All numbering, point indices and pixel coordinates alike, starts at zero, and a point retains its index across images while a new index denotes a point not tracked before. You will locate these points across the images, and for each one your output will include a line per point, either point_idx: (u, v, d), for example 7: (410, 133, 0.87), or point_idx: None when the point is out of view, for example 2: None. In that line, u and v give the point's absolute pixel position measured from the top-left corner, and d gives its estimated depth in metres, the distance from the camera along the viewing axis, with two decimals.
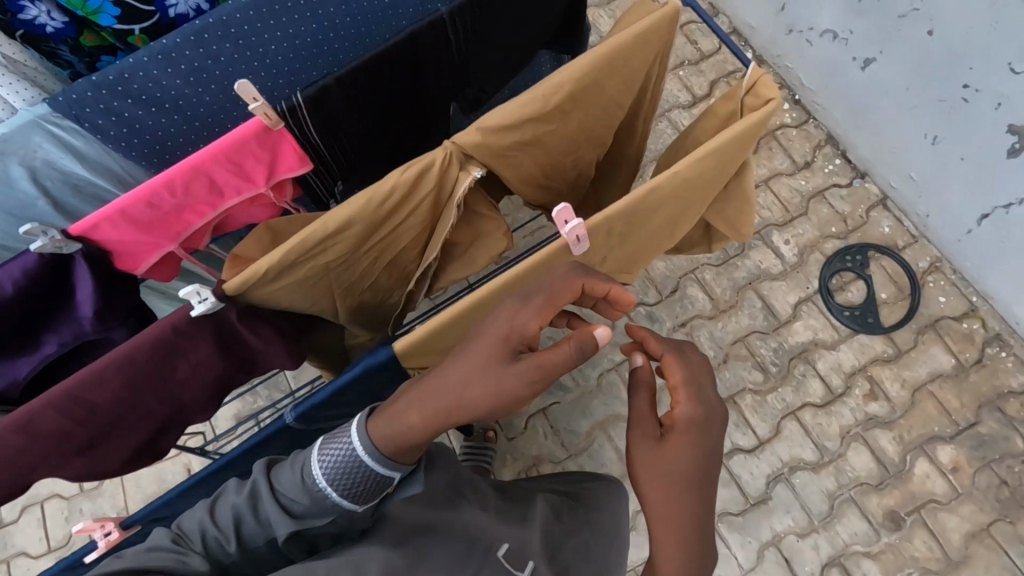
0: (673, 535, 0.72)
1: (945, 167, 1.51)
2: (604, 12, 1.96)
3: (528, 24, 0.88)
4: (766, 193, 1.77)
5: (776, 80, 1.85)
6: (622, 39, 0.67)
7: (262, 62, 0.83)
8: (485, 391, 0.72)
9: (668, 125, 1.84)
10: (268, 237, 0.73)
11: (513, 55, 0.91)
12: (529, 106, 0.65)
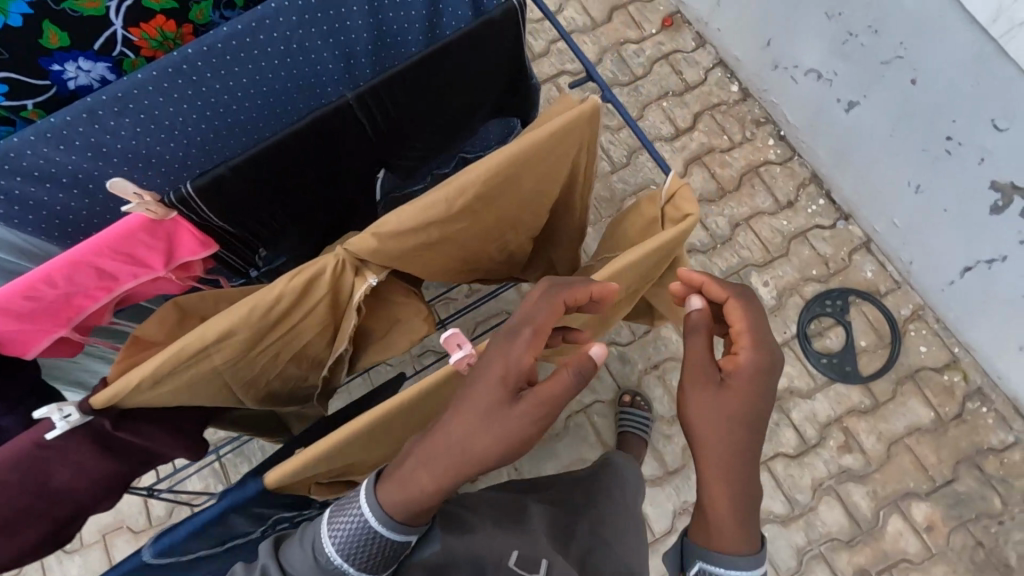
0: (733, 495, 0.74)
1: (928, 216, 1.45)
2: (588, 39, 1.91)
3: (459, 100, 0.85)
4: (747, 232, 1.72)
5: (761, 115, 1.80)
6: (528, 145, 0.65)
7: (169, 135, 0.79)
8: (500, 440, 0.67)
9: (649, 158, 1.79)
10: (174, 313, 0.70)
11: (447, 125, 0.88)
12: (423, 210, 0.64)
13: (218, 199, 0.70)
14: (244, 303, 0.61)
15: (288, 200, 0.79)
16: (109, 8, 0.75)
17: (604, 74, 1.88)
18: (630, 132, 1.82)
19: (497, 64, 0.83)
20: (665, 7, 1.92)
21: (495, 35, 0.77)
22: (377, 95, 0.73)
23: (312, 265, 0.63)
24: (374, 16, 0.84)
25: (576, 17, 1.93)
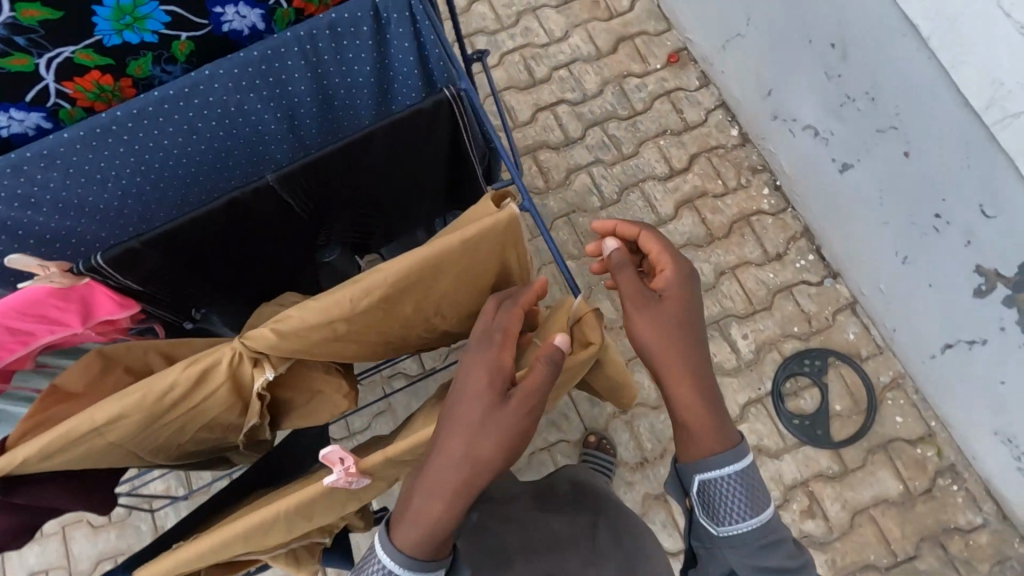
0: (694, 384, 0.82)
1: (912, 289, 1.42)
2: (591, 69, 1.89)
3: (394, 178, 0.87)
4: (732, 281, 1.68)
5: (758, 163, 1.76)
6: (431, 252, 0.65)
7: (102, 186, 0.80)
8: (499, 436, 0.68)
9: (640, 197, 1.77)
10: (99, 360, 0.70)
11: (392, 202, 0.91)
12: (322, 310, 0.65)
13: (139, 272, 0.75)
14: (130, 391, 0.62)
15: (219, 269, 0.84)
16: (38, 65, 0.69)
17: (604, 106, 1.85)
18: (624, 168, 1.79)
19: (439, 150, 0.85)
20: (672, 42, 1.89)
21: (426, 127, 0.80)
22: (298, 180, 0.77)
23: (205, 356, 0.65)
24: (317, 82, 0.83)
25: (581, 46, 1.91)
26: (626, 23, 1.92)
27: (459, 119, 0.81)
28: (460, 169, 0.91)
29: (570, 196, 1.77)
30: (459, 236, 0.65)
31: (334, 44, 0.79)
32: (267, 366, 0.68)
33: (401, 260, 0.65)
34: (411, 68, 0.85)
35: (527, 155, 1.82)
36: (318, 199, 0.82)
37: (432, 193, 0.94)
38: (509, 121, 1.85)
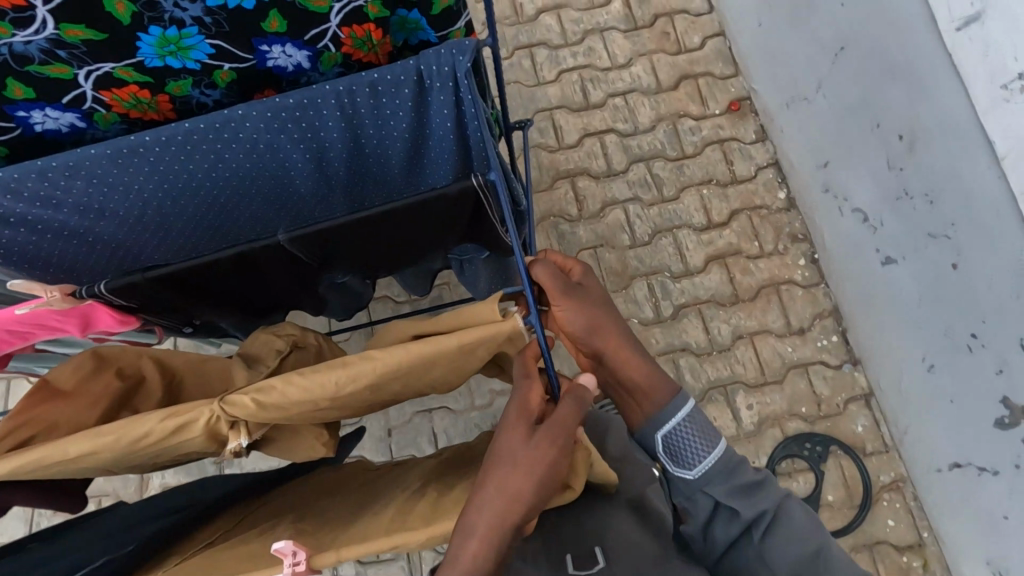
0: (629, 345, 0.84)
1: (931, 399, 1.37)
2: (648, 102, 1.84)
3: (408, 240, 0.89)
4: (747, 347, 1.64)
5: (799, 232, 1.70)
6: (430, 353, 0.65)
7: (121, 197, 0.79)
8: (535, 466, 0.67)
9: (671, 243, 1.73)
10: (90, 365, 0.81)
11: (401, 254, 0.94)
12: (304, 390, 0.66)
13: (138, 295, 0.83)
14: (105, 433, 0.66)
15: (223, 288, 0.89)
16: (77, 75, 0.73)
17: (653, 143, 1.80)
18: (661, 211, 1.75)
19: (459, 220, 0.86)
20: (736, 89, 1.82)
21: (445, 204, 0.81)
22: (316, 238, 0.82)
23: (184, 411, 0.67)
24: (350, 131, 0.78)
25: (642, 76, 1.86)
26: (693, 61, 1.86)
27: (482, 199, 0.82)
28: (474, 232, 0.92)
29: (600, 230, 1.74)
30: (459, 339, 0.65)
31: (374, 101, 0.74)
32: (242, 431, 0.70)
33: (396, 352, 0.65)
34: (449, 138, 0.80)
35: (566, 179, 1.79)
36: (328, 249, 0.85)
37: (448, 244, 0.94)
38: (554, 141, 1.82)
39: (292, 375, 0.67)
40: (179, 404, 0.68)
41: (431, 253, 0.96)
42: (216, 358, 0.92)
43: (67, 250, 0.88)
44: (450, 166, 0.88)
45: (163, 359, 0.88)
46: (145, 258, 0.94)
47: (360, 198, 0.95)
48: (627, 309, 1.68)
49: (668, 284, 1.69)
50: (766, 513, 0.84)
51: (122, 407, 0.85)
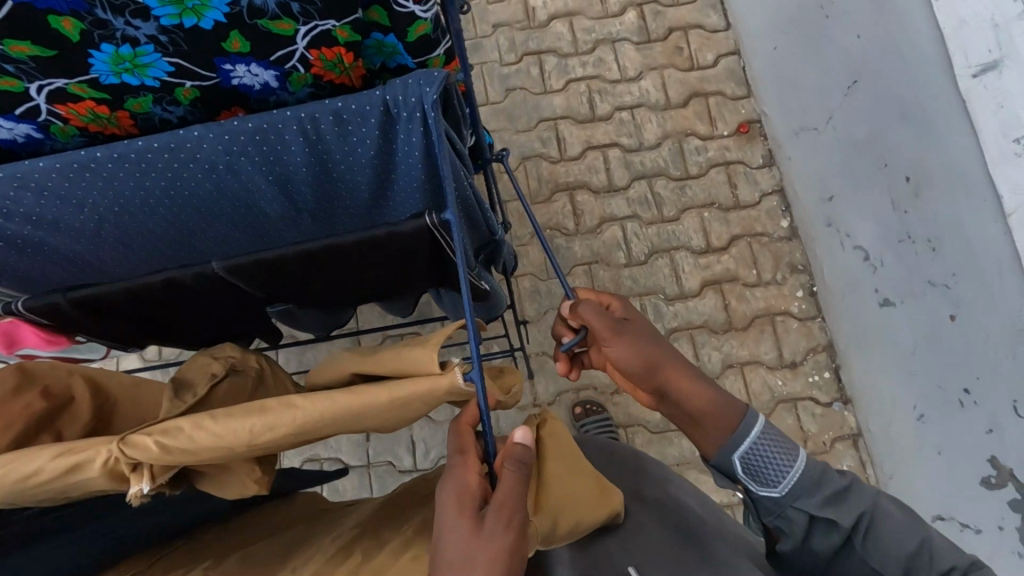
0: (688, 371, 0.88)
1: (910, 451, 1.37)
2: (655, 118, 1.80)
3: (363, 269, 0.88)
4: (737, 377, 1.60)
5: (800, 262, 1.65)
6: (353, 404, 0.67)
7: (78, 210, 0.82)
8: (485, 560, 0.62)
9: (667, 265, 1.69)
10: (11, 380, 0.74)
11: (360, 286, 0.94)
12: (215, 437, 0.66)
13: (62, 317, 0.86)
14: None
15: (181, 305, 0.90)
16: (27, 89, 0.73)
17: (656, 161, 1.77)
18: (659, 231, 1.72)
19: (417, 258, 0.86)
20: (746, 111, 1.78)
21: (400, 241, 0.80)
22: (267, 264, 0.82)
23: (87, 451, 0.66)
24: (316, 156, 0.79)
25: (651, 91, 1.82)
26: (704, 79, 1.81)
27: (438, 238, 0.81)
28: (439, 268, 0.91)
29: (596, 246, 1.72)
30: (387, 393, 0.68)
31: (338, 128, 0.74)
32: (143, 474, 0.67)
33: (318, 401, 0.67)
34: (417, 168, 0.81)
35: (564, 192, 1.76)
36: (280, 275, 0.85)
37: (412, 278, 0.94)
38: (556, 153, 1.79)
39: (204, 419, 0.67)
40: (81, 440, 0.68)
41: (391, 286, 0.96)
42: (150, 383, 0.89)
43: (35, 257, 0.91)
44: (419, 195, 0.88)
45: (96, 377, 0.82)
46: (105, 267, 0.96)
47: (329, 224, 0.96)
48: None
49: (661, 306, 1.66)
50: (862, 519, 0.75)
51: (44, 428, 0.76)
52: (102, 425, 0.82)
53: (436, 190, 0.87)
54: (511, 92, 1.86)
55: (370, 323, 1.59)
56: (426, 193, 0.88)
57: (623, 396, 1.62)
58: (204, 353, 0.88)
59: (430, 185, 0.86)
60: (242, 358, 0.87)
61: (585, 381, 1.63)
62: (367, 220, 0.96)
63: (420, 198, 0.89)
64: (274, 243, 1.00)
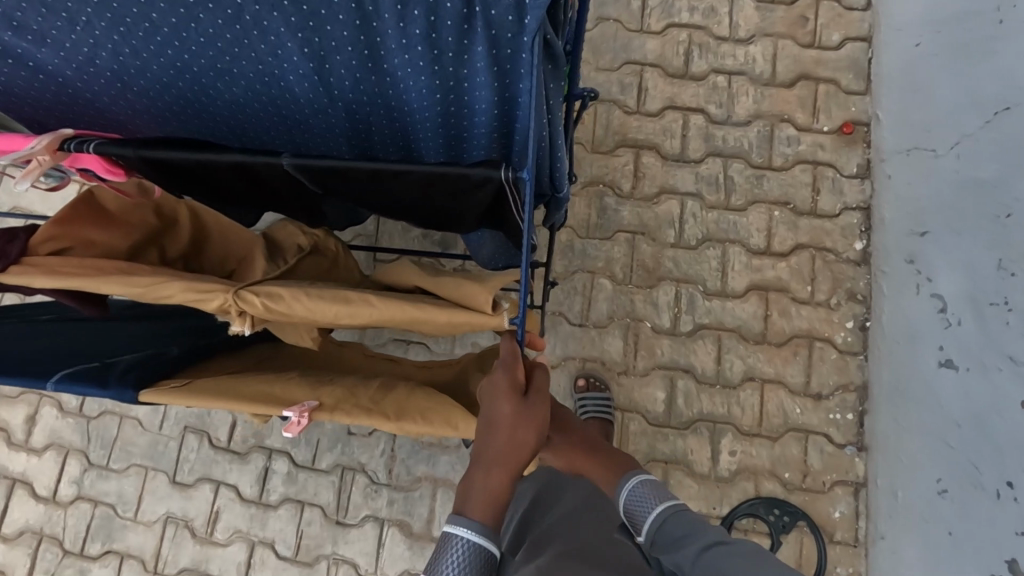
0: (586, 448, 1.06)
1: (923, 519, 1.28)
2: (752, 92, 1.60)
3: (424, 202, 0.79)
4: (754, 392, 1.51)
5: (860, 291, 1.52)
6: (421, 317, 0.70)
7: (71, 26, 0.73)
8: (531, 424, 0.77)
9: (717, 256, 1.55)
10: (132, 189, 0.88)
11: (406, 207, 0.83)
12: (309, 311, 0.70)
13: (132, 165, 0.77)
14: (136, 284, 0.73)
15: (210, 181, 0.82)
16: None
17: (740, 141, 1.59)
18: (719, 218, 1.57)
19: (470, 201, 0.74)
20: (857, 110, 1.58)
21: (461, 186, 0.70)
22: (316, 172, 0.72)
23: (208, 291, 0.72)
24: (365, 41, 0.67)
25: (758, 60, 1.61)
26: (821, 61, 1.60)
27: (507, 193, 0.70)
28: (491, 216, 0.79)
29: (647, 216, 1.57)
30: (450, 317, 0.70)
31: (398, 8, 0.62)
32: (250, 320, 0.73)
33: (393, 307, 0.70)
34: (489, 87, 0.70)
35: (630, 149, 1.60)
36: (326, 180, 0.75)
37: (462, 221, 0.83)
38: (633, 103, 1.61)
39: (300, 292, 0.71)
40: (200, 282, 0.73)
41: (440, 221, 0.85)
42: (244, 232, 1.02)
43: (14, 67, 0.82)
44: (487, 119, 0.75)
45: (197, 210, 0.97)
46: (105, 110, 0.88)
47: (369, 126, 0.83)
48: (644, 310, 1.54)
49: (697, 298, 1.54)
50: (684, 567, 0.83)
51: (151, 241, 0.92)
52: (193, 249, 0.98)
53: (505, 114, 0.74)
54: (603, 21, 1.65)
55: (389, 236, 1.50)
56: (495, 116, 0.75)
57: (629, 378, 1.52)
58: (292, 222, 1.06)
59: (502, 105, 0.73)
60: (325, 240, 1.06)
61: (594, 354, 1.53)
62: (413, 134, 0.83)
63: (483, 120, 0.76)
64: (308, 135, 0.89)
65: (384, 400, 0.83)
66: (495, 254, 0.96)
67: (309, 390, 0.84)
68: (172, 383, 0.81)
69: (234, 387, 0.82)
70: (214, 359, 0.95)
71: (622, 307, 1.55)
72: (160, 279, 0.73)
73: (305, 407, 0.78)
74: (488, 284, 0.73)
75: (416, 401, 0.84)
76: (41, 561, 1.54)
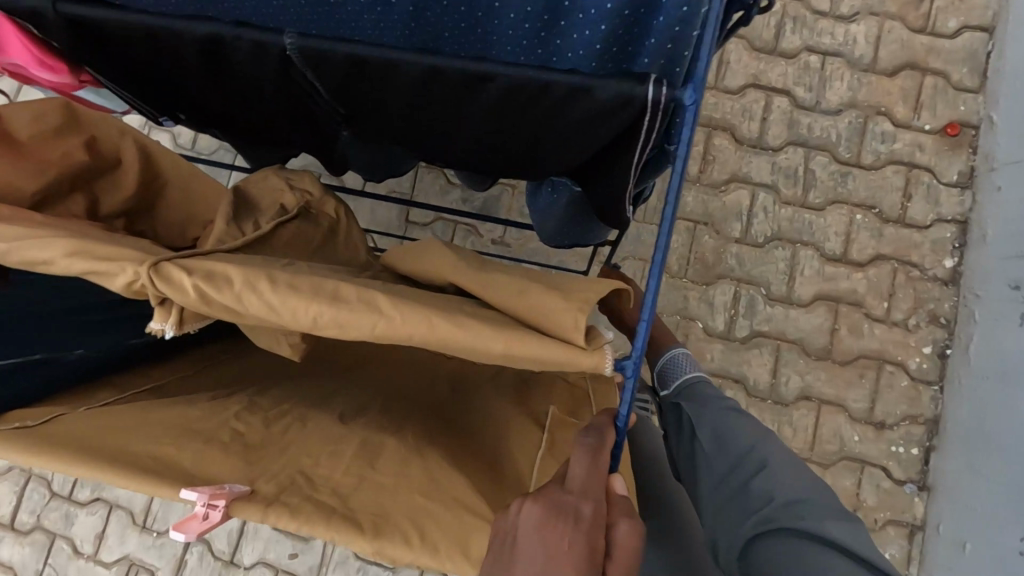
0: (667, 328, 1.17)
1: (957, 547, 1.23)
2: (849, 77, 1.41)
3: (502, 130, 0.66)
4: (809, 413, 1.35)
5: (944, 314, 1.35)
6: (453, 337, 0.50)
7: None
8: None
9: (786, 258, 1.39)
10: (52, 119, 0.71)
11: (492, 144, 0.70)
12: (269, 309, 0.52)
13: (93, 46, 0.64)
14: (1, 239, 0.55)
15: (228, 88, 0.68)
16: None
17: (827, 131, 1.41)
18: (793, 216, 1.40)
19: (579, 132, 0.61)
20: (966, 109, 1.39)
21: (562, 102, 0.57)
22: (411, 74, 0.58)
23: (110, 262, 0.54)
24: None
25: (859, 41, 1.42)
26: (931, 50, 1.40)
27: (631, 116, 0.56)
28: (599, 160, 0.67)
29: (712, 205, 1.41)
30: (507, 343, 0.50)
31: None
32: (173, 313, 0.55)
33: (415, 322, 0.50)
34: None
35: (702, 127, 1.43)
36: (414, 93, 0.61)
37: (547, 159, 0.70)
38: (711, 76, 1.44)
39: (259, 280, 0.53)
40: (99, 245, 0.55)
41: (528, 164, 0.73)
42: (207, 179, 0.83)
43: None
44: None
45: (148, 147, 0.78)
46: None
47: None
48: (696, 310, 1.39)
49: (758, 301, 1.39)
50: (700, 416, 0.92)
51: (80, 186, 0.74)
52: (144, 204, 0.80)
53: (634, 19, 0.68)
54: None
55: (424, 195, 1.41)
56: None
57: None
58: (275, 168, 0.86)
59: (638, 7, 0.66)
60: (320, 202, 0.86)
61: None
62: None
63: (605, 25, 0.69)
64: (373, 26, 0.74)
65: (355, 496, 0.61)
66: (563, 227, 0.86)
67: (242, 464, 0.64)
68: (20, 424, 0.63)
69: (122, 442, 0.62)
70: (135, 384, 0.76)
71: (672, 303, 1.39)
72: (47, 234, 0.55)
73: (221, 492, 0.56)
74: (562, 291, 0.55)
75: (405, 498, 0.61)
76: (26, 501, 1.45)
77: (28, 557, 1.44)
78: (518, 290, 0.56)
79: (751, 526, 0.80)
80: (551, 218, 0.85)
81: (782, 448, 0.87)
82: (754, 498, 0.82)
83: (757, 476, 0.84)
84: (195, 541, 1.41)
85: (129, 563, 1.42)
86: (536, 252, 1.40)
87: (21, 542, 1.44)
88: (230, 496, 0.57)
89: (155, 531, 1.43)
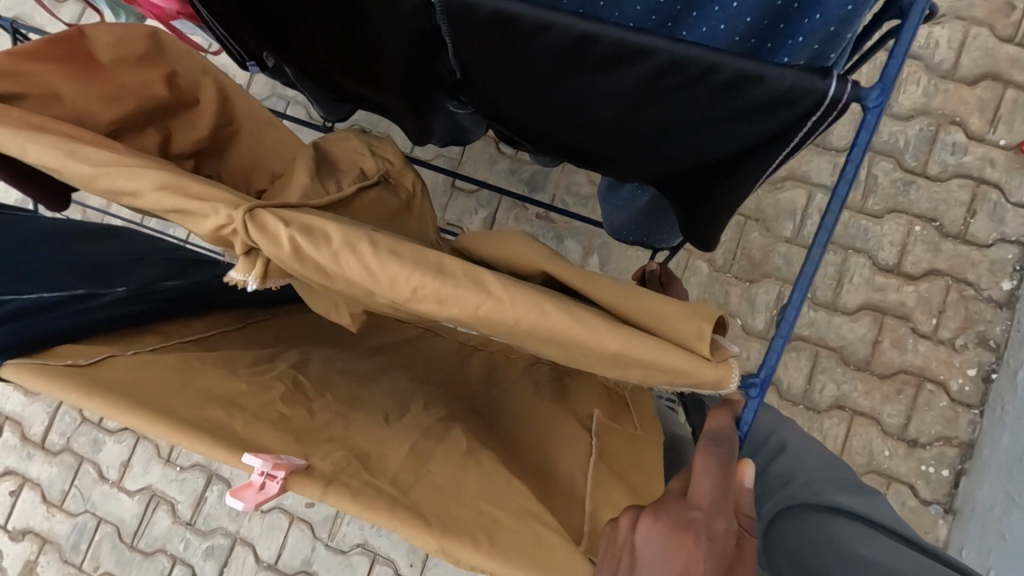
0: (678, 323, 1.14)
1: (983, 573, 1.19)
2: (925, 82, 1.36)
3: (634, 106, 0.62)
4: (840, 422, 1.33)
5: (994, 337, 1.31)
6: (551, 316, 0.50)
7: None
8: None
9: (836, 263, 1.35)
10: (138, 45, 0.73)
11: (616, 128, 0.68)
12: (371, 277, 0.52)
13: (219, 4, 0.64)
14: (84, 160, 0.56)
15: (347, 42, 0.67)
16: None
17: (896, 136, 1.36)
18: (849, 221, 1.36)
19: (725, 121, 0.59)
20: None
21: (717, 84, 0.55)
22: (561, 38, 0.55)
23: (200, 201, 0.54)
24: None
25: (941, 45, 1.36)
26: (1017, 61, 1.34)
27: (795, 114, 0.54)
28: (727, 159, 0.64)
29: (767, 201, 1.37)
30: (623, 342, 0.50)
31: None
32: (257, 265, 0.56)
33: (527, 304, 0.50)
34: None
35: None
36: (552, 61, 0.59)
37: (667, 146, 0.67)
38: None
39: (360, 241, 0.53)
40: (185, 180, 0.56)
41: (644, 154, 0.70)
42: (283, 132, 0.82)
43: None
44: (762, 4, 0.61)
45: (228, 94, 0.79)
46: None
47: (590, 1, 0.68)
48: (737, 306, 1.36)
49: (801, 305, 1.36)
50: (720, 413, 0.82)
51: (155, 121, 0.75)
52: (214, 149, 0.80)
53: (787, 11, 0.63)
54: None
55: (473, 161, 1.40)
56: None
57: None
58: (359, 137, 0.86)
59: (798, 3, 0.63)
60: (398, 171, 0.84)
61: None
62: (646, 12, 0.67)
63: (751, 14, 0.65)
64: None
65: (414, 491, 0.60)
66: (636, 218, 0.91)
67: (290, 438, 0.63)
68: (70, 362, 0.63)
69: (173, 398, 0.62)
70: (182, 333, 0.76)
71: (715, 297, 1.37)
72: (131, 163, 0.56)
73: (281, 463, 0.57)
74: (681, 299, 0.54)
75: (466, 502, 0.60)
76: (57, 423, 1.49)
77: (55, 476, 1.48)
78: (628, 290, 0.55)
79: (768, 506, 0.78)
80: (625, 214, 0.92)
81: (804, 444, 0.86)
82: (774, 478, 0.80)
83: (774, 462, 0.83)
84: (216, 480, 1.44)
85: (150, 494, 1.46)
86: (581, 233, 1.38)
87: (50, 461, 1.49)
88: (288, 469, 0.57)
89: (178, 466, 1.46)
